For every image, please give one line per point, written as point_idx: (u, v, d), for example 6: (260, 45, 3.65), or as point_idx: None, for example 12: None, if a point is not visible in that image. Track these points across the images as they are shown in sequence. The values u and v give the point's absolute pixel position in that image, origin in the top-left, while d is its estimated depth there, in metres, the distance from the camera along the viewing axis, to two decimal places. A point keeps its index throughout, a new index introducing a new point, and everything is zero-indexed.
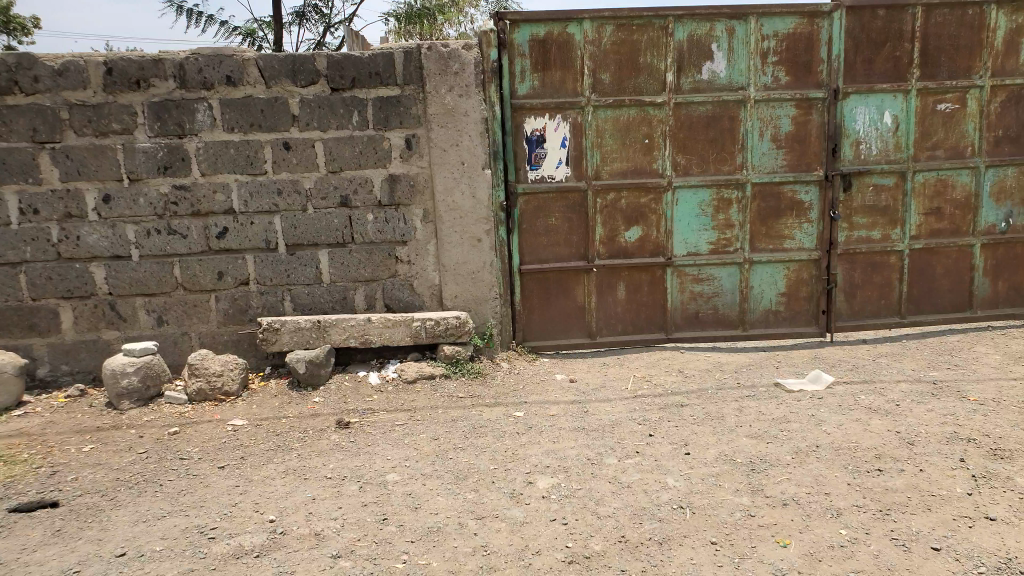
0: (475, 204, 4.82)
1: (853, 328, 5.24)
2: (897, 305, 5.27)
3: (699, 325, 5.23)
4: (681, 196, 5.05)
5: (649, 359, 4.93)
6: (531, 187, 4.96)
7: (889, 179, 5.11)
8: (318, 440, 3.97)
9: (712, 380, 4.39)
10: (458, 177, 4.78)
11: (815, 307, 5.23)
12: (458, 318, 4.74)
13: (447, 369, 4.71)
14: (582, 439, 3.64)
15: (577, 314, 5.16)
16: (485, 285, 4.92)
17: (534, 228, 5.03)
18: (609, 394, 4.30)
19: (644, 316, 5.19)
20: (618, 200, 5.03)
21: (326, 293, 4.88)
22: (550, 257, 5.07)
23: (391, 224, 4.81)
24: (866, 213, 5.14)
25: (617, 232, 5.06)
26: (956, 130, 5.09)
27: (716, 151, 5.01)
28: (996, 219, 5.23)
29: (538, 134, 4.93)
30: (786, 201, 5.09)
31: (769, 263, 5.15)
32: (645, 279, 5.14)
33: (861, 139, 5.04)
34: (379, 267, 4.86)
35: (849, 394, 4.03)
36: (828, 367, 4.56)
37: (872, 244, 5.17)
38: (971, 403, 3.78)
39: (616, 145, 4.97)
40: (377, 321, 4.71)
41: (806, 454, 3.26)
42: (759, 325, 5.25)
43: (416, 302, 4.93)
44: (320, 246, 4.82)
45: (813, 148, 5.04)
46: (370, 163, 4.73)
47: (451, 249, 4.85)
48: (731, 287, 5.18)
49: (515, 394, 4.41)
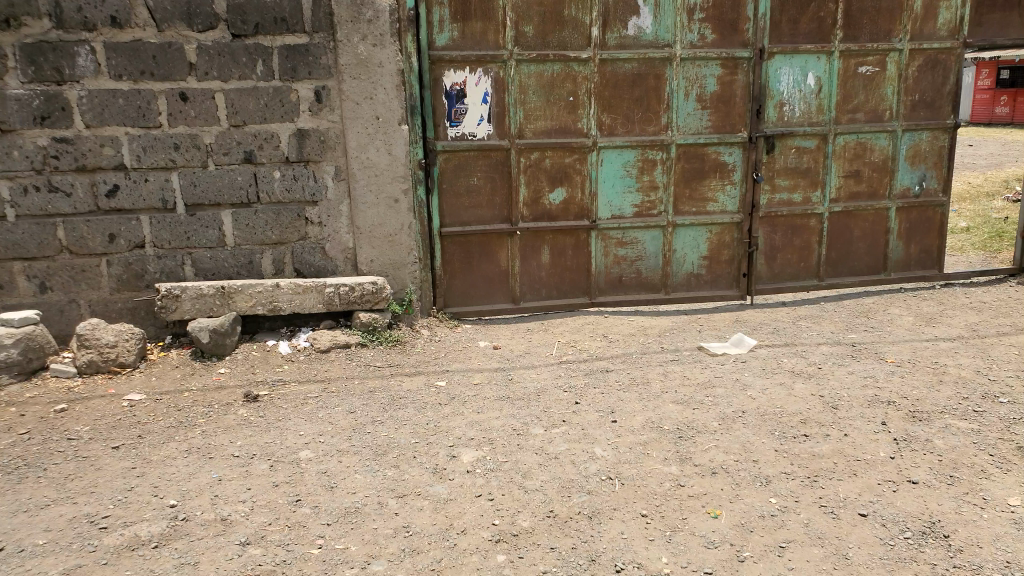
0: (393, 162, 4.55)
1: (772, 291, 5.30)
2: (815, 269, 5.35)
3: (623, 289, 5.16)
4: (606, 156, 4.93)
5: (574, 324, 4.83)
6: (452, 144, 4.73)
7: (811, 142, 5.14)
8: (223, 416, 3.61)
9: (637, 344, 4.34)
10: (373, 133, 4.48)
11: (736, 271, 5.25)
12: (374, 284, 4.50)
13: (363, 337, 4.49)
14: (508, 409, 3.50)
15: (501, 278, 5.00)
16: (403, 248, 4.67)
17: (455, 189, 4.81)
18: (535, 360, 4.19)
19: (568, 280, 5.08)
20: (543, 159, 4.86)
21: (231, 257, 4.53)
22: (472, 219, 4.87)
23: (301, 183, 4.49)
24: (787, 175, 5.16)
25: (541, 193, 4.90)
26: (875, 93, 5.15)
27: (641, 111, 4.90)
28: (911, 182, 5.36)
29: (458, 88, 4.69)
30: (710, 163, 5.05)
31: (693, 226, 5.12)
32: (570, 243, 5.01)
33: (784, 101, 5.04)
34: (287, 229, 4.54)
35: (772, 357, 4.06)
36: (750, 330, 4.59)
37: (793, 206, 5.21)
38: (889, 365, 3.88)
39: (540, 102, 4.78)
40: (286, 287, 4.42)
41: (732, 420, 3.24)
42: (681, 288, 5.23)
43: (329, 266, 4.65)
44: (223, 206, 4.46)
45: (737, 110, 5.00)
46: (277, 117, 4.38)
47: (366, 210, 4.57)
48: (655, 251, 5.13)
49: (437, 363, 4.23)
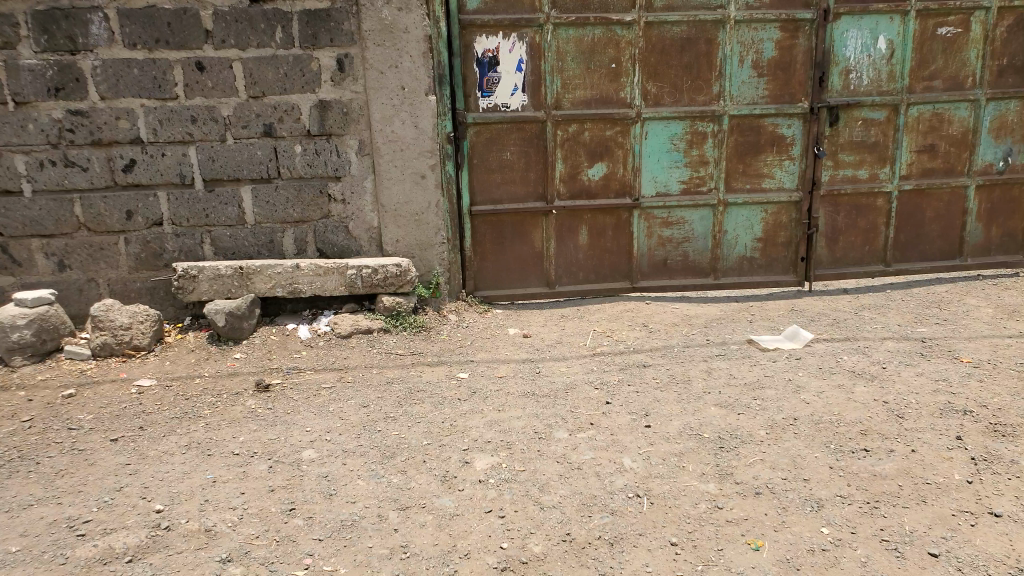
0: (419, 135, 4.24)
1: (834, 277, 4.83)
2: (882, 253, 4.86)
3: (667, 273, 4.77)
4: (651, 128, 4.52)
5: (612, 311, 4.47)
6: (484, 116, 4.39)
7: (880, 112, 4.63)
8: (230, 407, 3.41)
9: (679, 336, 3.97)
10: (398, 105, 4.18)
11: (793, 255, 4.80)
12: (399, 266, 4.20)
13: (386, 322, 4.20)
14: (531, 408, 3.19)
15: (535, 260, 4.67)
16: (430, 227, 4.37)
17: (486, 164, 4.48)
18: (564, 351, 3.87)
19: (607, 263, 4.71)
20: (582, 132, 4.49)
21: (251, 236, 4.30)
22: (505, 197, 4.54)
23: (323, 157, 4.22)
24: (853, 150, 4.66)
25: (579, 168, 4.54)
26: (956, 58, 4.59)
27: (690, 79, 4.46)
28: (994, 158, 4.79)
29: (490, 56, 4.33)
30: (766, 136, 4.59)
31: (746, 205, 4.68)
32: (610, 223, 4.64)
33: (852, 67, 4.53)
34: (309, 207, 4.29)
35: (831, 353, 3.63)
36: (806, 321, 4.15)
37: (858, 184, 4.72)
38: (966, 366, 3.42)
39: (579, 70, 4.39)
40: (307, 268, 4.17)
41: (782, 429, 2.87)
42: (731, 273, 4.81)
43: (352, 246, 4.37)
44: (243, 181, 4.22)
45: (797, 78, 4.52)
46: (297, 87, 4.11)
47: (390, 186, 4.28)
48: (704, 232, 4.71)
49: (461, 352, 3.94)
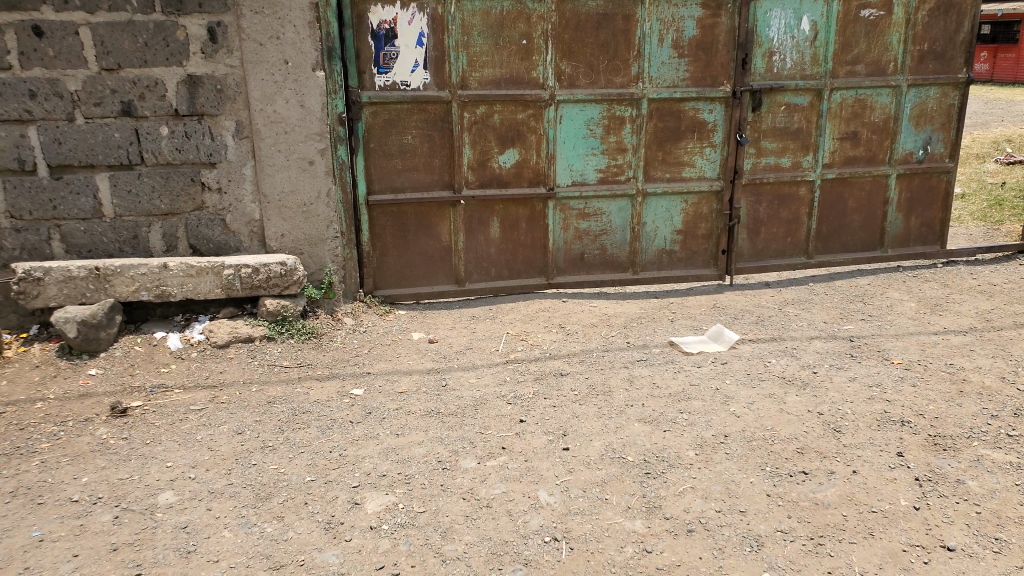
0: (306, 116, 3.75)
1: (755, 270, 4.63)
2: (804, 244, 4.69)
3: (584, 268, 4.46)
4: (566, 112, 4.18)
5: (526, 310, 4.11)
6: (380, 96, 3.94)
7: (803, 98, 4.44)
8: (74, 440, 2.84)
9: (597, 339, 3.66)
10: (281, 81, 3.67)
11: (714, 247, 4.56)
12: (284, 264, 3.70)
13: (270, 329, 3.69)
14: (434, 431, 2.80)
15: (443, 256, 4.25)
16: (321, 219, 3.89)
17: (385, 149, 4.03)
18: (473, 359, 3.48)
19: (521, 258, 4.35)
20: (491, 115, 4.09)
21: (110, 230, 3.70)
22: (407, 185, 4.10)
23: (194, 141, 3.66)
24: (775, 137, 4.46)
25: (489, 155, 4.15)
26: (879, 41, 4.45)
27: (607, 59, 4.14)
28: (914, 146, 4.70)
29: (387, 28, 3.87)
30: (686, 122, 4.33)
31: (665, 195, 4.41)
32: (523, 214, 4.28)
33: (775, 49, 4.31)
34: (179, 198, 3.72)
35: (758, 357, 3.40)
36: (730, 320, 3.92)
37: (780, 172, 4.52)
38: (897, 370, 3.26)
39: (487, 46, 3.99)
40: (175, 269, 3.61)
41: (713, 449, 2.62)
42: (651, 268, 4.54)
43: (231, 242, 3.84)
44: (98, 167, 3.61)
45: (719, 59, 4.27)
46: (160, 60, 3.54)
47: (274, 173, 3.77)
48: (622, 224, 4.42)
49: (357, 363, 3.50)
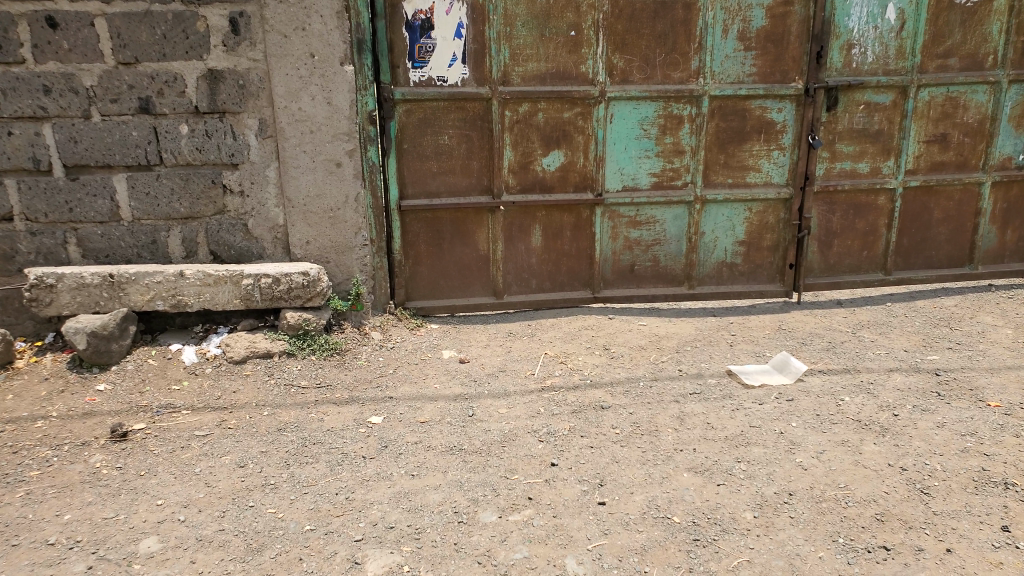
0: (333, 114, 3.47)
1: (826, 287, 4.16)
2: (882, 259, 4.20)
3: (634, 281, 4.07)
4: (617, 110, 3.79)
5: (569, 328, 3.75)
6: (415, 92, 3.62)
7: (886, 96, 3.95)
8: (65, 468, 2.59)
9: (645, 365, 3.27)
10: (306, 76, 3.40)
11: (780, 261, 4.11)
12: (306, 274, 3.42)
13: (291, 345, 3.40)
14: (454, 473, 2.48)
15: (480, 266, 3.93)
16: (348, 226, 3.60)
17: (419, 150, 3.73)
18: (505, 385, 3.15)
19: (565, 270, 3.99)
20: (534, 114, 3.74)
21: (127, 234, 3.49)
22: (442, 189, 3.79)
23: (215, 140, 3.42)
24: (853, 140, 3.99)
25: (532, 156, 3.80)
26: (978, 31, 3.93)
27: (665, 52, 3.74)
28: (1014, 150, 4.15)
29: (423, 18, 3.55)
30: (752, 122, 3.89)
31: (726, 203, 3.99)
32: (569, 222, 3.92)
33: (855, 41, 3.83)
34: (199, 201, 3.49)
35: (829, 394, 2.97)
36: (797, 347, 3.49)
37: (857, 179, 4.04)
38: (995, 415, 2.77)
39: (531, 37, 3.65)
40: (192, 277, 3.37)
41: (774, 511, 2.22)
42: (708, 282, 4.12)
43: (253, 249, 3.59)
44: (116, 168, 3.41)
45: (791, 53, 3.82)
46: (179, 53, 3.31)
47: (299, 175, 3.50)
48: (677, 233, 4.02)
49: (379, 385, 3.19)
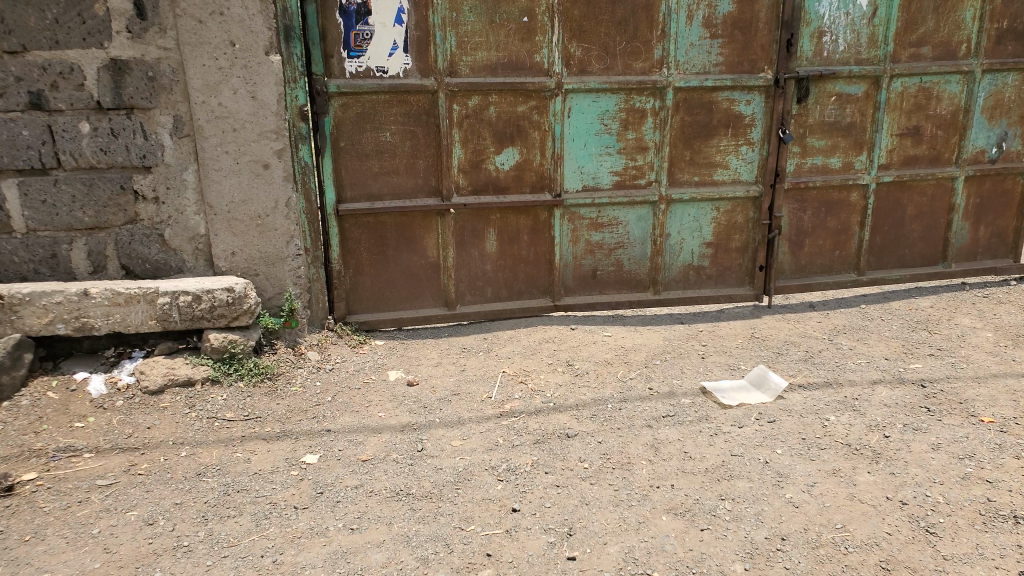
0: (258, 110, 3.08)
1: (798, 290, 3.93)
2: (855, 259, 4.00)
3: (596, 287, 3.78)
4: (575, 103, 3.49)
5: (528, 341, 3.44)
6: (352, 85, 3.26)
7: (858, 87, 3.73)
8: None
9: (613, 383, 2.99)
10: (227, 67, 3.00)
11: (749, 263, 3.87)
12: (232, 291, 3.03)
13: (214, 370, 3.02)
14: (399, 526, 2.16)
15: (429, 274, 3.59)
16: (278, 234, 3.22)
17: (357, 148, 3.36)
18: (459, 411, 2.82)
19: (522, 277, 3.68)
20: (486, 108, 3.41)
21: (22, 248, 3.03)
22: (385, 191, 3.43)
23: (122, 140, 3.00)
24: (824, 133, 3.76)
25: (484, 154, 3.47)
26: (950, 19, 3.73)
27: (625, 40, 3.45)
28: (987, 143, 3.97)
29: (359, 2, 3.19)
30: (719, 116, 3.63)
31: (693, 202, 3.72)
32: (525, 225, 3.61)
33: (825, 28, 3.60)
34: (105, 209, 3.06)
35: (813, 413, 2.73)
36: (774, 359, 3.26)
37: (829, 175, 3.82)
38: (992, 434, 2.55)
39: (480, 24, 3.31)
40: (99, 297, 2.94)
41: (767, 562, 1.95)
42: (675, 287, 3.85)
43: (172, 262, 3.18)
44: (4, 172, 2.94)
45: (759, 41, 3.56)
46: (75, 40, 2.88)
47: (221, 179, 3.11)
48: (642, 235, 3.74)
49: (316, 416, 2.84)
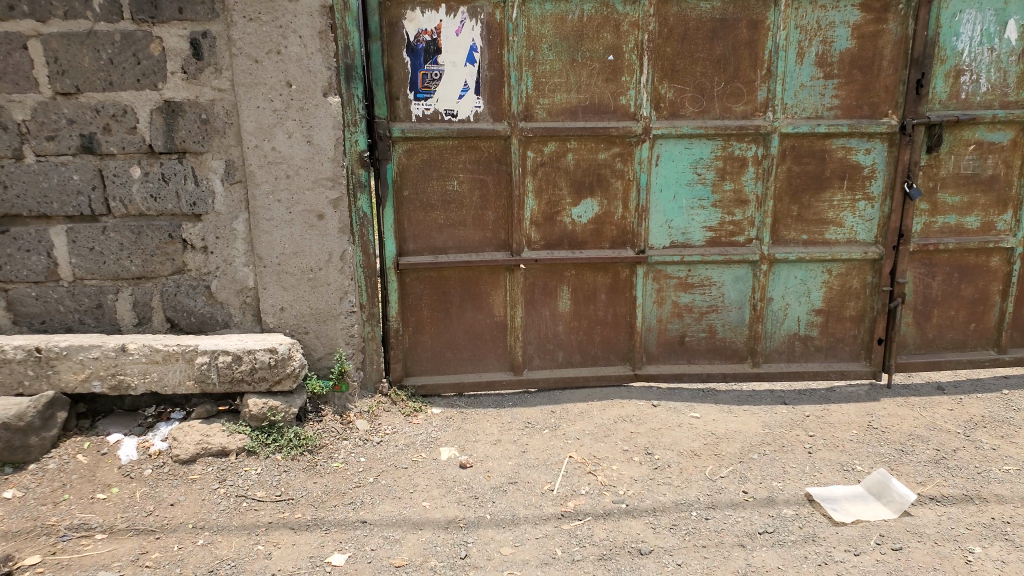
0: (314, 155, 2.80)
1: (925, 367, 3.34)
2: (994, 333, 3.38)
3: (683, 356, 3.32)
4: (665, 150, 3.08)
5: (601, 419, 3.02)
6: (417, 129, 2.96)
7: (1002, 134, 3.17)
8: None
9: (700, 482, 2.58)
10: (282, 110, 2.74)
11: (866, 335, 3.32)
12: (276, 351, 2.70)
13: (252, 440, 2.70)
14: None
15: (494, 335, 3.22)
16: (331, 289, 2.92)
17: (421, 198, 3.05)
18: (514, 507, 2.46)
19: (598, 341, 3.27)
20: (563, 155, 3.06)
21: (68, 297, 2.84)
22: (449, 244, 3.11)
23: (173, 186, 2.77)
24: (959, 188, 3.20)
25: (560, 206, 3.11)
26: None
27: (724, 80, 3.03)
28: None
29: (428, 40, 2.90)
30: (833, 165, 3.13)
31: (800, 262, 3.22)
32: (603, 283, 3.21)
33: (964, 67, 3.07)
34: (153, 258, 2.83)
35: (953, 541, 2.28)
36: (898, 458, 2.74)
37: (964, 236, 3.25)
38: None
39: (560, 63, 2.97)
40: (137, 353, 2.67)
41: None
42: (776, 359, 3.34)
43: (217, 316, 2.91)
44: (54, 218, 2.78)
45: (883, 81, 3.06)
46: (129, 82, 2.68)
47: (272, 230, 2.83)
48: (739, 298, 3.26)
49: (353, 502, 2.51)
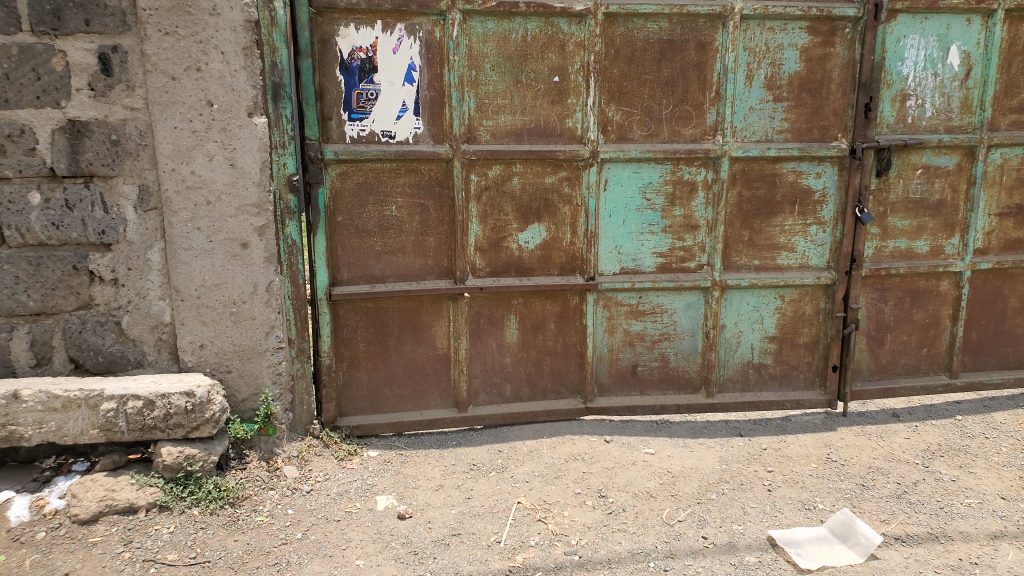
0: (238, 180, 2.58)
1: (879, 394, 3.27)
2: (945, 358, 3.34)
3: (635, 387, 3.18)
4: (613, 173, 2.95)
5: (551, 458, 2.84)
6: (351, 151, 2.77)
7: (948, 158, 3.14)
8: None
9: (657, 527, 2.42)
10: (202, 130, 2.52)
11: (820, 362, 3.23)
12: (194, 395, 2.46)
13: (164, 494, 2.44)
14: None
15: (436, 369, 3.02)
16: (257, 324, 2.69)
17: (356, 224, 2.85)
18: (458, 563, 2.26)
19: (547, 372, 3.10)
20: (508, 178, 2.90)
21: None
22: (387, 272, 2.91)
23: (78, 214, 2.50)
24: (908, 212, 3.16)
25: (505, 232, 2.94)
26: None
27: (673, 103, 2.93)
28: None
29: (363, 57, 2.72)
30: (784, 190, 3.05)
31: (752, 288, 3.12)
32: (551, 312, 3.04)
33: (910, 92, 3.04)
34: (54, 292, 2.54)
35: None
36: (859, 494, 2.64)
37: (914, 261, 3.20)
38: None
39: (504, 83, 2.82)
40: (31, 401, 2.39)
41: None
42: (730, 388, 3.22)
43: (129, 356, 2.63)
44: None
45: (832, 104, 3.00)
46: (28, 99, 2.42)
47: (190, 261, 2.59)
48: (691, 326, 3.14)
49: (278, 563, 2.27)
